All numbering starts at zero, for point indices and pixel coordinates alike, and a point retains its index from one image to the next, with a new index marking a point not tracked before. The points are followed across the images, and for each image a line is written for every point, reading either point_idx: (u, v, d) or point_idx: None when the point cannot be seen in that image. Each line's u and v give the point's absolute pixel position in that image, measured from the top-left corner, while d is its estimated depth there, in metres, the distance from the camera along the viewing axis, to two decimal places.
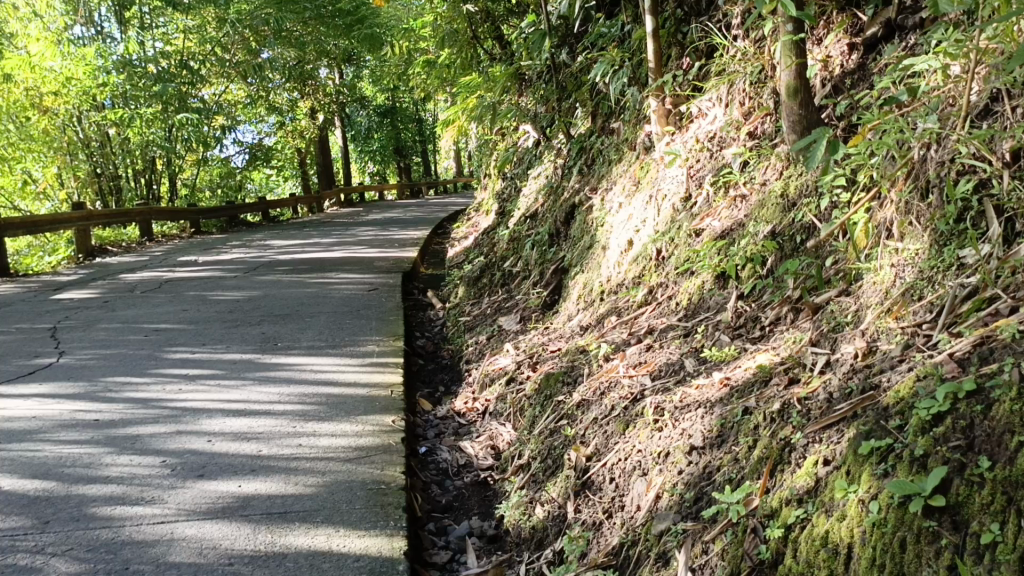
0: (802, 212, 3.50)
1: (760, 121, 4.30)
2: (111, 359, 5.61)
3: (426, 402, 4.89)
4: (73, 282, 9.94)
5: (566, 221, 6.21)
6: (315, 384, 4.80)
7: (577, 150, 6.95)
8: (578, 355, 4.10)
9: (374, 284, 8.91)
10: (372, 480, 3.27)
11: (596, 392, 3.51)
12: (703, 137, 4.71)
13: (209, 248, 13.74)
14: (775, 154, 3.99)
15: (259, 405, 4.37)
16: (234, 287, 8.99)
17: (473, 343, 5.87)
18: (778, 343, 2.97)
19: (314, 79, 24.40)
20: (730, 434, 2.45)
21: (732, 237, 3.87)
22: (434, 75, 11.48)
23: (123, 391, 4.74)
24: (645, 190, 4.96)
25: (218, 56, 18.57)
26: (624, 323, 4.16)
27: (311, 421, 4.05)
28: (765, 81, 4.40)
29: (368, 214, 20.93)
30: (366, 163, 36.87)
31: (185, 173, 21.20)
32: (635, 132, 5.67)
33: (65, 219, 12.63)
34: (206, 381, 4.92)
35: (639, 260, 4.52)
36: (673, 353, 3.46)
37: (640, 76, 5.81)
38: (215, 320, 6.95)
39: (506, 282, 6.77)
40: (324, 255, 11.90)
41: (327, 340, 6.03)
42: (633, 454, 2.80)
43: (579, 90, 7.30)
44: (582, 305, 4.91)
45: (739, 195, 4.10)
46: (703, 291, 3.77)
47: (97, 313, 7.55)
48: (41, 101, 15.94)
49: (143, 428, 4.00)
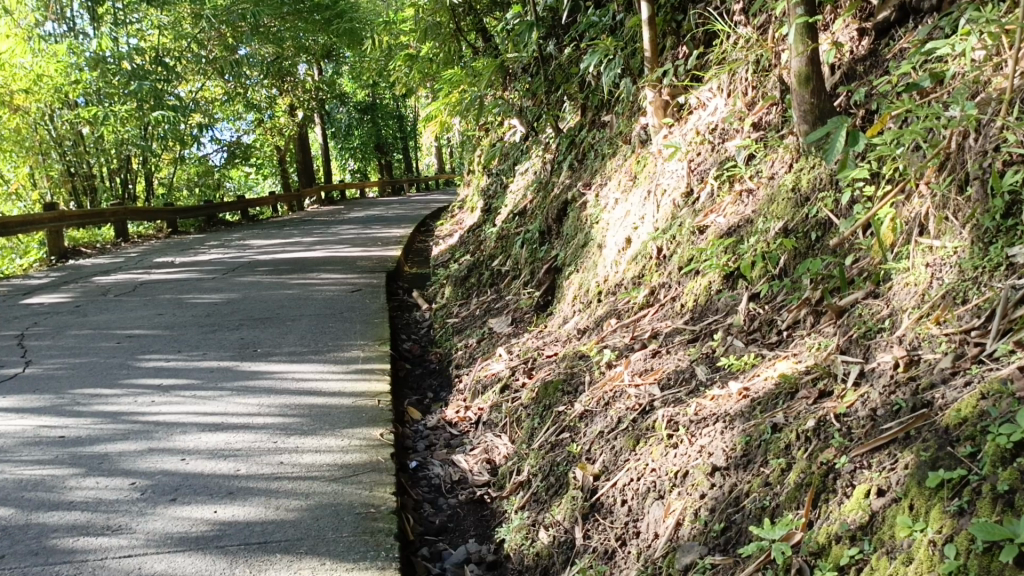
0: (817, 207, 3.29)
1: (765, 111, 4.07)
2: (81, 368, 5.30)
3: (415, 411, 4.63)
4: (44, 286, 9.58)
5: (558, 218, 5.95)
6: (298, 394, 4.53)
7: (567, 144, 6.71)
8: (577, 361, 3.86)
9: (357, 284, 8.63)
10: (361, 503, 3.01)
11: (600, 403, 3.27)
12: (703, 128, 4.48)
13: (187, 249, 13.37)
14: (784, 145, 3.77)
15: (238, 418, 4.09)
16: (212, 289, 8.67)
17: (463, 347, 5.61)
18: (800, 351, 2.75)
19: (292, 75, 23.95)
20: (757, 454, 2.23)
21: (739, 234, 3.64)
22: (416, 69, 11.19)
23: (91, 404, 4.43)
24: (642, 186, 4.72)
25: (194, 52, 18.13)
26: (625, 326, 3.94)
27: (293, 435, 3.78)
28: (769, 70, 4.18)
29: (349, 213, 20.58)
30: (346, 161, 36.46)
31: (162, 172, 20.73)
32: (628, 125, 5.43)
33: (37, 220, 12.21)
34: (180, 391, 4.63)
35: (638, 259, 4.30)
36: (682, 359, 3.23)
37: (633, 66, 5.57)
38: (192, 325, 6.64)
39: (495, 282, 6.52)
40: (305, 255, 11.58)
41: (310, 345, 5.76)
42: (646, 474, 2.56)
43: (568, 83, 7.05)
44: (578, 307, 4.68)
45: (746, 189, 3.88)
46: (710, 292, 3.55)
47: (68, 319, 7.20)
48: (11, 98, 15.49)
49: (111, 446, 3.71)
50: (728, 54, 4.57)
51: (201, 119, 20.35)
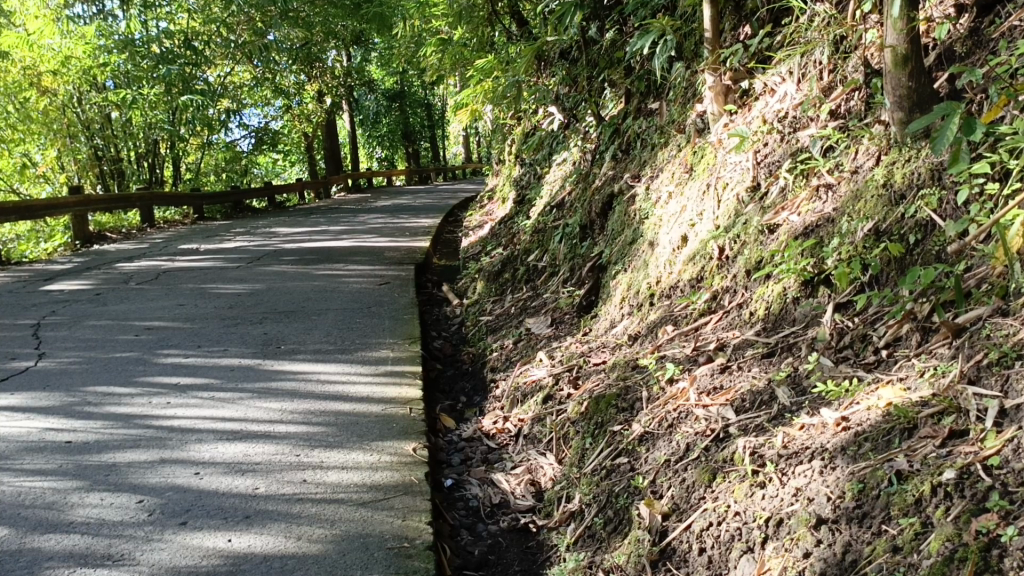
0: (916, 206, 2.89)
1: (845, 97, 3.66)
2: (94, 364, 5.01)
3: (448, 420, 4.28)
4: (67, 271, 9.37)
5: (602, 212, 5.55)
6: (323, 399, 4.19)
7: (610, 133, 6.29)
8: (631, 373, 3.50)
9: (385, 277, 8.31)
10: (393, 535, 2.67)
11: (663, 424, 2.89)
12: (771, 116, 4.06)
13: (212, 236, 13.15)
14: (870, 135, 3.35)
15: (259, 425, 3.77)
16: (236, 279, 8.40)
17: (499, 348, 5.23)
18: (908, 376, 2.37)
19: (321, 60, 23.66)
20: (875, 507, 1.90)
21: (819, 235, 3.24)
22: (447, 55, 10.81)
23: (103, 405, 4.14)
24: (700, 178, 4.32)
25: (223, 37, 17.85)
26: (685, 335, 3.56)
27: (318, 448, 3.44)
28: (849, 52, 3.76)
29: (378, 201, 20.30)
30: (373, 148, 36.20)
31: (190, 156, 20.60)
32: (682, 113, 5.01)
33: (62, 204, 12.02)
34: (198, 392, 4.32)
35: (697, 259, 3.91)
36: (758, 378, 2.85)
37: (688, 49, 5.12)
38: (214, 318, 6.35)
39: (531, 278, 6.15)
40: (331, 245, 11.29)
41: (336, 343, 5.43)
42: (729, 519, 2.21)
43: (611, 67, 6.64)
44: (626, 311, 4.29)
45: (825, 184, 3.46)
46: (786, 301, 3.16)
47: (87, 308, 6.95)
48: (39, 80, 15.87)
49: (121, 455, 3.41)
50: (801, 36, 4.12)
51: (228, 104, 20.19)
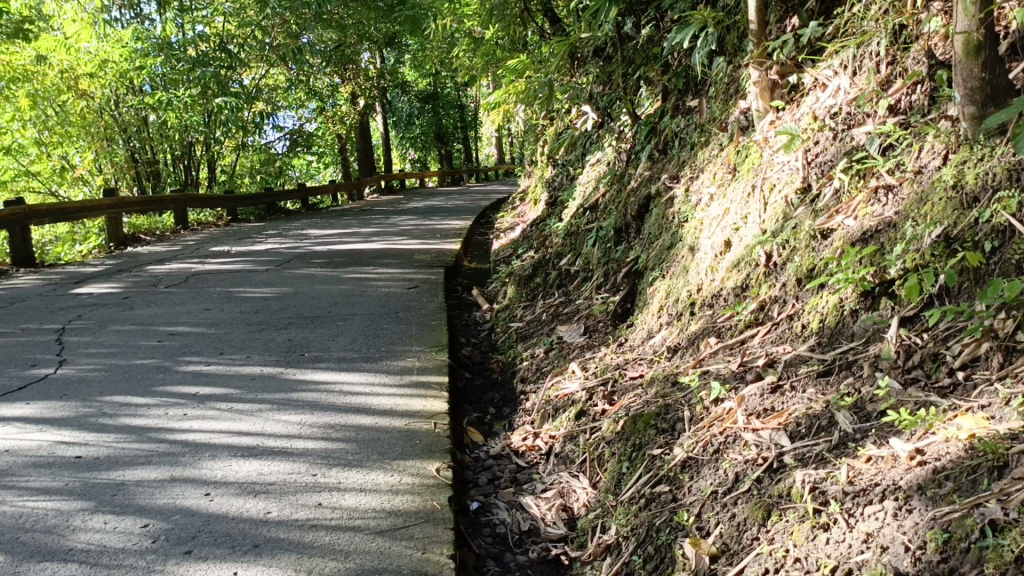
0: (992, 209, 2.60)
1: (906, 91, 3.37)
2: (114, 372, 4.88)
3: (475, 434, 4.06)
4: (98, 274, 9.35)
5: (638, 214, 5.29)
6: (343, 412, 3.99)
7: (646, 132, 6.02)
8: (671, 390, 3.25)
9: (414, 281, 8.13)
10: (411, 570, 2.45)
11: (707, 449, 2.64)
12: (822, 113, 3.77)
13: (243, 238, 13.11)
14: (936, 132, 3.06)
15: (276, 440, 3.59)
16: (264, 282, 8.28)
17: (529, 357, 5.00)
18: (991, 403, 2.11)
19: (355, 62, 23.69)
20: (963, 561, 1.67)
21: (880, 241, 2.95)
22: (480, 54, 10.62)
23: (118, 417, 4.00)
24: (744, 180, 4.04)
25: (257, 40, 17.90)
26: (730, 349, 3.29)
27: (336, 467, 3.25)
28: (911, 43, 3.47)
29: (410, 203, 20.21)
30: (406, 150, 36.19)
31: (224, 159, 20.69)
32: (724, 111, 4.73)
33: (96, 206, 12.06)
34: (216, 403, 4.16)
35: (741, 266, 3.65)
36: (814, 399, 2.59)
37: (731, 42, 4.83)
38: (238, 323, 6.21)
39: (563, 283, 5.91)
40: (361, 247, 11.16)
41: (360, 351, 5.24)
42: (788, 566, 1.97)
43: (648, 64, 6.35)
44: (665, 321, 4.03)
45: (885, 186, 3.17)
46: (843, 314, 2.88)
47: (113, 312, 6.86)
48: (76, 83, 16.05)
49: (131, 474, 3.26)
50: (855, 26, 3.82)
51: (263, 106, 20.25)
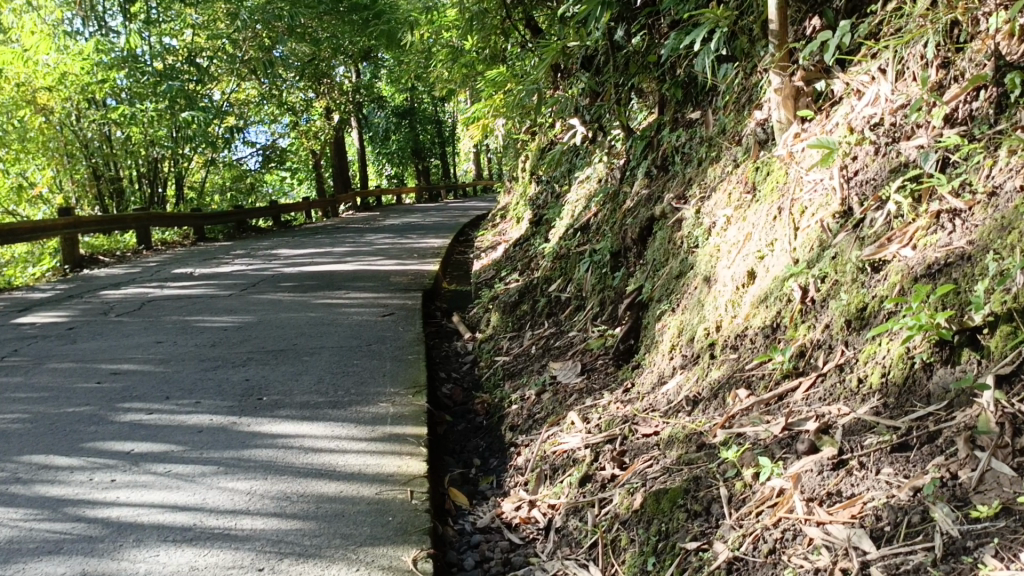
0: None
1: (966, 98, 2.84)
2: (41, 423, 4.21)
3: (460, 497, 3.49)
4: (45, 301, 8.59)
5: (640, 238, 4.71)
6: (303, 476, 3.39)
7: (642, 146, 5.49)
8: (698, 457, 2.70)
9: (389, 306, 7.53)
10: None
11: (760, 548, 2.15)
12: (859, 122, 3.24)
13: (209, 259, 12.37)
14: (1011, 145, 2.53)
15: (217, 517, 2.99)
16: (226, 309, 7.61)
17: (518, 400, 4.41)
18: None
19: (329, 76, 23.18)
20: None
21: (953, 278, 2.41)
22: (458, 65, 10.09)
23: (32, 484, 3.35)
24: (769, 201, 3.50)
25: (228, 53, 17.28)
26: (765, 404, 2.73)
27: (289, 558, 2.68)
28: (970, 42, 2.96)
29: (386, 220, 19.62)
30: (383, 165, 35.68)
31: (193, 175, 19.92)
32: (736, 122, 4.22)
33: (49, 226, 11.26)
34: (154, 465, 3.54)
35: (771, 301, 3.10)
36: (891, 482, 2.07)
37: (743, 48, 4.31)
38: (191, 359, 5.55)
39: (553, 311, 5.35)
40: (333, 268, 10.52)
41: (327, 393, 4.64)
42: None
43: (641, 73, 5.81)
44: (679, 363, 3.48)
45: (948, 210, 2.63)
46: (911, 366, 2.32)
47: (54, 346, 6.17)
48: (35, 97, 15.01)
49: (32, 569, 2.64)
50: (896, 25, 3.32)
51: (233, 121, 19.55)
